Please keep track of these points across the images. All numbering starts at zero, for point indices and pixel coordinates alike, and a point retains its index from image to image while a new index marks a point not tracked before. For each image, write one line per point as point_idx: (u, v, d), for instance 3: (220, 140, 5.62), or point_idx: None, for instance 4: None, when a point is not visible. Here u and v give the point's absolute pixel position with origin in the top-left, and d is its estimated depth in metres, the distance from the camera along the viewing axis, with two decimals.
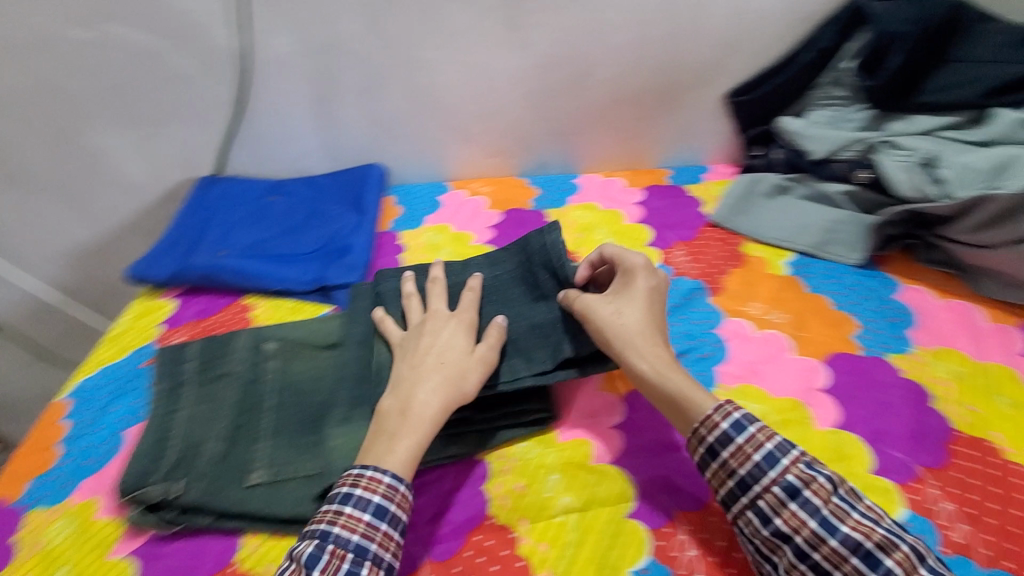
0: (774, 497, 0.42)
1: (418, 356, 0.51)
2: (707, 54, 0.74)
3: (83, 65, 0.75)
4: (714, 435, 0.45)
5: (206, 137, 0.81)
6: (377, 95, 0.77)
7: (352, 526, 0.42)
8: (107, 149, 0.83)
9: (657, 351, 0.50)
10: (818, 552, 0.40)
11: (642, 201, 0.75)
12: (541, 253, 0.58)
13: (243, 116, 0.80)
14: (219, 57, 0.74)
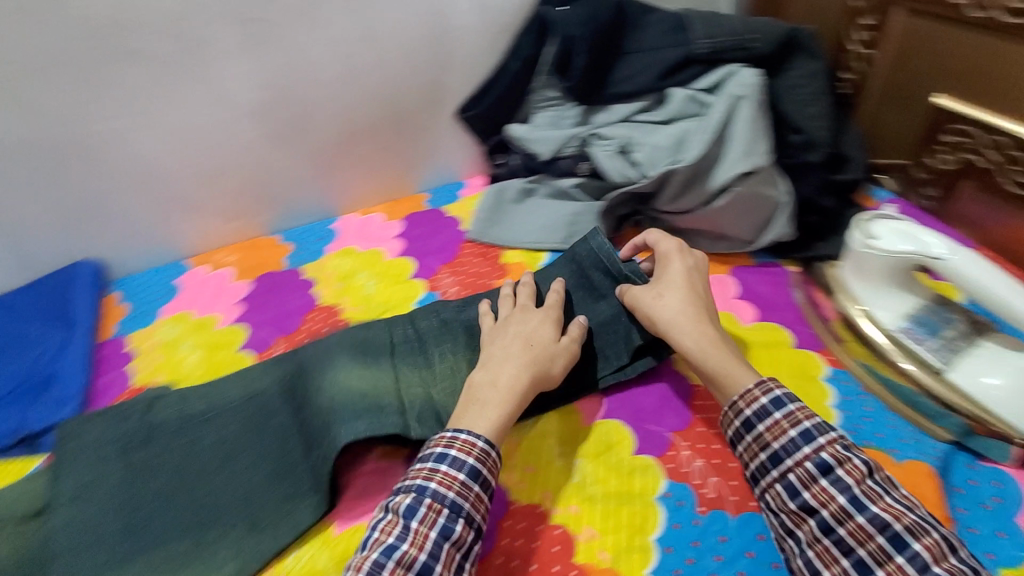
0: (807, 470, 0.51)
1: (653, 310, 0.63)
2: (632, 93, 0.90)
3: (309, 83, 0.89)
4: (775, 434, 0.53)
5: (403, 76, 0.94)
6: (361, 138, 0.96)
7: (447, 482, 0.52)
8: (306, 124, 0.92)
9: (726, 310, 0.63)
10: (844, 527, 0.48)
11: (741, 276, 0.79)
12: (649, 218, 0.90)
13: (442, 84, 0.97)
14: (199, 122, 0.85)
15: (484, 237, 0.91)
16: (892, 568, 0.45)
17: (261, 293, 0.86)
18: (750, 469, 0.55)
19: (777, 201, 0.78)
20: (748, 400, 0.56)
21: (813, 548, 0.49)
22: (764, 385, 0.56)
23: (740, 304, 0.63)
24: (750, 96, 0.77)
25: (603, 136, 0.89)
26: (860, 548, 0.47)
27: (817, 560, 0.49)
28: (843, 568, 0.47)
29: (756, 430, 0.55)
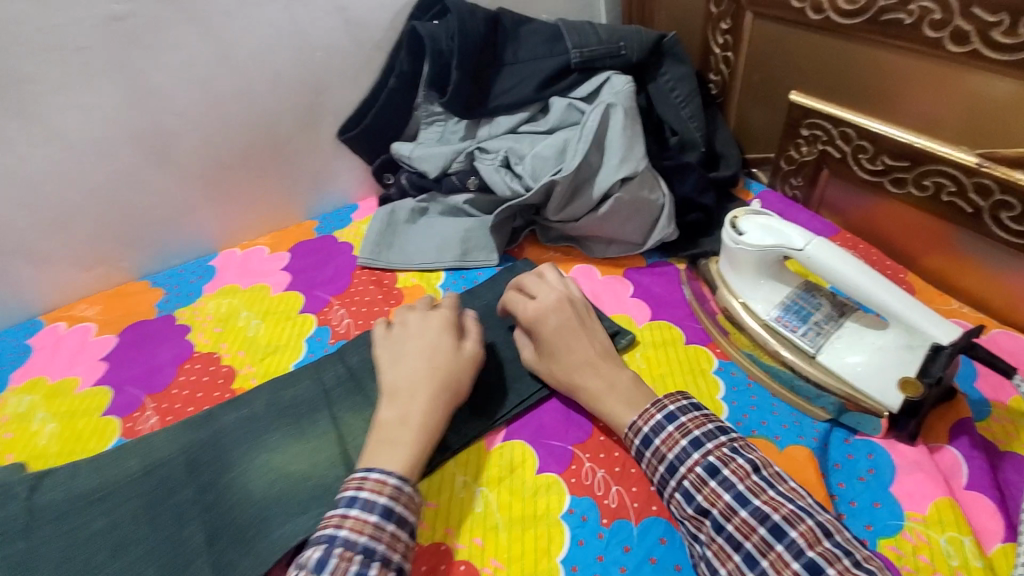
0: (699, 475, 0.51)
1: (549, 369, 0.64)
2: (508, 108, 0.90)
3: (163, 108, 0.81)
4: (669, 445, 0.54)
5: (272, 101, 0.89)
6: (231, 176, 0.91)
7: (359, 528, 0.47)
8: (169, 160, 0.85)
9: (580, 381, 0.62)
10: (731, 523, 0.48)
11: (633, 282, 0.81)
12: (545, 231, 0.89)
13: (322, 106, 0.93)
14: (46, 178, 0.79)
15: (376, 261, 0.87)
16: (774, 559, 0.46)
17: (122, 351, 0.77)
18: (654, 483, 0.55)
19: (658, 204, 0.80)
20: (645, 418, 0.56)
21: (711, 547, 0.49)
22: (660, 403, 0.57)
23: (587, 372, 0.62)
24: (618, 104, 0.79)
25: (486, 149, 0.88)
26: (745, 541, 0.47)
27: (715, 558, 0.48)
28: (735, 565, 0.47)
29: (654, 445, 0.55)
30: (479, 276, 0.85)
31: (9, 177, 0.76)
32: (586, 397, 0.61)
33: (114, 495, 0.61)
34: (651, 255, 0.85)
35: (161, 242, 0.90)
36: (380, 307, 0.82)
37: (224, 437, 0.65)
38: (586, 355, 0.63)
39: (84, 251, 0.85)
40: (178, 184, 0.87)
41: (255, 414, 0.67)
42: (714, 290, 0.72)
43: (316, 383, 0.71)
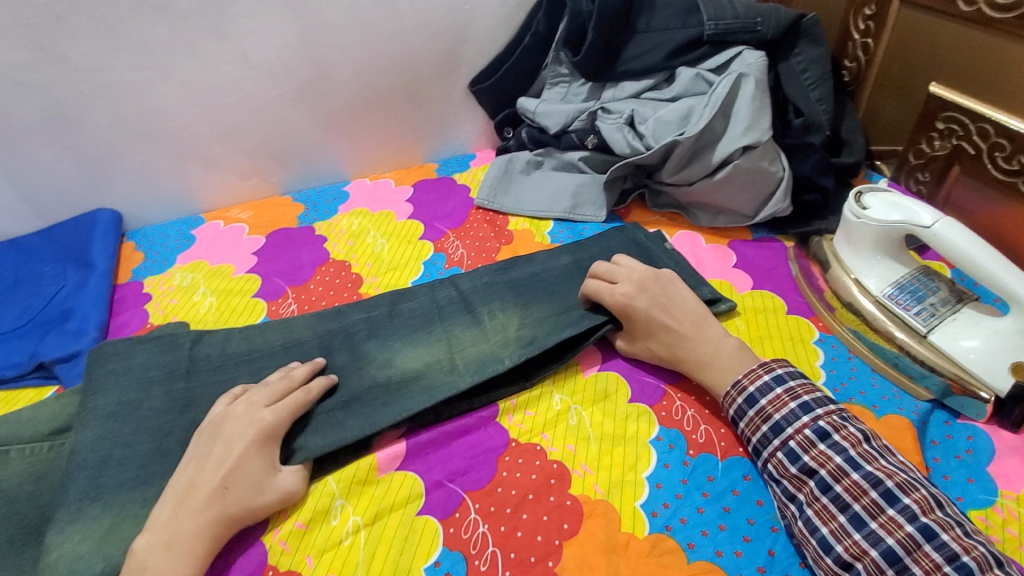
0: (807, 437, 0.54)
1: (660, 353, 0.64)
2: (634, 73, 0.93)
3: (327, 42, 0.91)
4: (776, 407, 0.56)
5: (418, 46, 0.97)
6: (371, 110, 1.00)
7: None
8: (323, 91, 0.95)
9: (685, 352, 0.62)
10: (840, 484, 0.51)
11: (738, 252, 0.82)
12: (653, 195, 0.92)
13: (459, 56, 1.00)
14: (225, 90, 0.90)
15: (491, 203, 0.94)
16: (884, 521, 0.48)
17: (270, 249, 0.88)
18: (751, 443, 0.57)
19: (777, 177, 0.81)
20: (752, 377, 0.58)
21: (812, 507, 0.51)
22: (767, 366, 0.59)
23: (691, 343, 0.63)
24: (751, 75, 0.80)
25: (610, 110, 0.91)
26: (854, 503, 0.50)
27: (815, 518, 0.50)
28: (839, 525, 0.49)
29: (758, 405, 0.57)
30: (585, 228, 0.90)
31: (193, 86, 0.87)
32: (693, 367, 0.62)
33: (257, 360, 0.69)
34: (759, 230, 0.86)
35: (305, 162, 1.01)
36: (492, 244, 0.88)
37: (353, 333, 0.71)
38: (689, 330, 0.63)
39: (241, 161, 0.97)
40: (328, 112, 0.98)
41: (377, 319, 0.72)
42: (825, 269, 0.73)
43: (429, 299, 0.74)
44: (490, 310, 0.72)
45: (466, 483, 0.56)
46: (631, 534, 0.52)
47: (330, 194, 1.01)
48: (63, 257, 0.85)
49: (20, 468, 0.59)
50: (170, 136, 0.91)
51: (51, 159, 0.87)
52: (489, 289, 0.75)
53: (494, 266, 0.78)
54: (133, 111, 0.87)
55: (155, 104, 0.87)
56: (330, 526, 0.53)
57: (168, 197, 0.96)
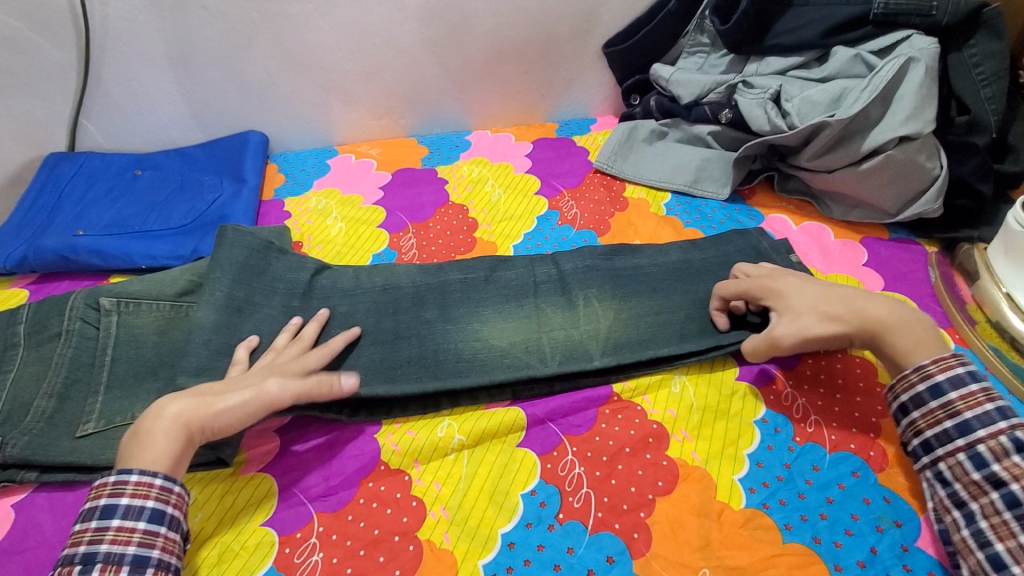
0: (1002, 443, 0.46)
1: (823, 331, 0.55)
2: (781, 49, 0.88)
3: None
4: (969, 404, 0.47)
5: (558, 3, 0.97)
6: (501, 63, 1.02)
7: (79, 537, 0.46)
8: (460, 40, 0.98)
9: (857, 307, 0.55)
10: None
11: (870, 250, 0.77)
12: (781, 180, 0.88)
13: (597, 17, 0.99)
14: (372, 30, 0.94)
15: (609, 167, 0.93)
16: None
17: (396, 185, 0.94)
18: (920, 436, 0.49)
19: (932, 175, 0.75)
20: (942, 365, 0.49)
21: (987, 520, 0.45)
22: (964, 356, 0.50)
23: (858, 308, 0.55)
24: (922, 60, 0.73)
25: (752, 85, 0.87)
26: None
27: (989, 532, 0.45)
28: (1020, 548, 0.43)
29: (945, 397, 0.48)
30: (703, 206, 0.87)
31: (346, 24, 0.93)
32: (875, 324, 0.53)
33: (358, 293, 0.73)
34: (898, 230, 0.80)
35: (432, 107, 1.05)
36: (605, 208, 0.88)
37: (447, 291, 0.72)
38: (854, 298, 0.56)
39: (377, 101, 1.02)
40: (460, 61, 1.00)
41: (473, 281, 0.73)
42: (971, 280, 0.69)
43: (529, 273, 0.73)
44: (586, 296, 0.70)
45: (566, 427, 0.58)
46: (726, 503, 0.52)
47: (451, 142, 1.04)
48: (219, 169, 0.94)
49: (147, 318, 0.70)
50: (318, 69, 0.97)
51: (217, 79, 0.96)
52: (589, 273, 0.73)
53: (598, 250, 0.75)
54: (292, 43, 0.94)
55: (310, 38, 0.93)
56: (439, 438, 0.57)
57: (308, 127, 1.04)
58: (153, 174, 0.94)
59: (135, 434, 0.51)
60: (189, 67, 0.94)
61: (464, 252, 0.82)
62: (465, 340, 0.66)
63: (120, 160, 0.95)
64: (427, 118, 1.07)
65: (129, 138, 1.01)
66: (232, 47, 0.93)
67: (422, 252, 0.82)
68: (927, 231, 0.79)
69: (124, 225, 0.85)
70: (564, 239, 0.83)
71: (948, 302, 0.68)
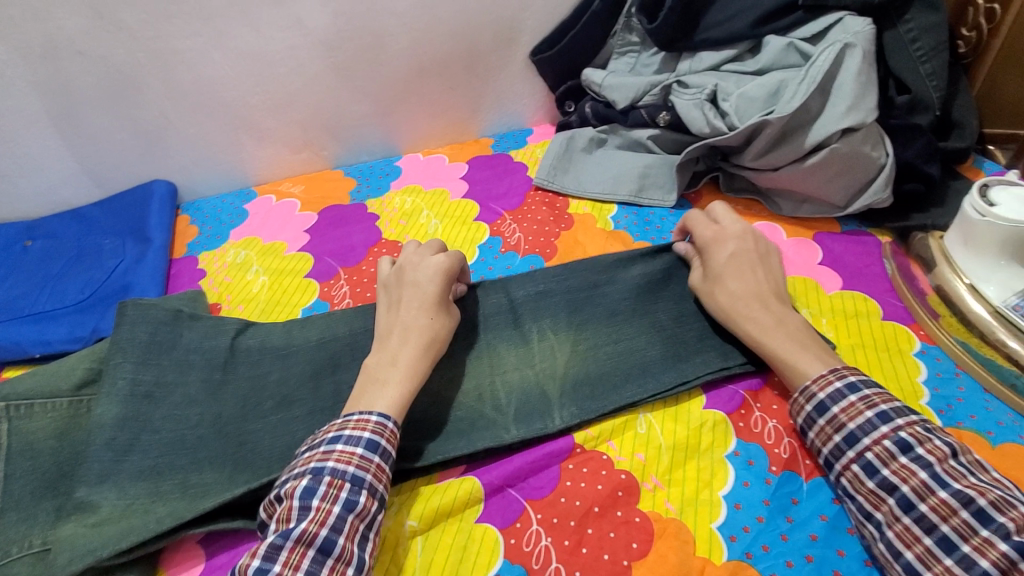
0: (885, 448, 0.48)
1: (718, 304, 0.61)
2: (712, 43, 0.84)
3: (382, 7, 0.86)
4: (850, 416, 0.50)
5: (478, 13, 0.91)
6: (424, 81, 0.95)
7: (345, 460, 0.49)
8: (376, 59, 0.91)
9: (746, 313, 0.58)
10: (925, 503, 0.45)
11: (824, 247, 0.74)
12: (727, 179, 0.84)
13: (520, 23, 0.93)
14: (279, 59, 0.86)
15: (551, 183, 0.88)
16: (978, 544, 0.42)
17: (321, 226, 0.86)
18: (822, 455, 0.52)
19: (879, 164, 0.72)
20: (822, 383, 0.52)
21: (926, 502, 0.45)
22: (839, 372, 0.52)
23: (758, 310, 0.58)
24: (858, 45, 0.70)
25: (687, 84, 0.83)
26: (942, 524, 0.44)
27: (931, 514, 0.44)
28: (926, 548, 0.44)
29: (829, 413, 0.51)
30: (650, 215, 0.84)
31: (248, 56, 0.85)
32: (769, 333, 0.56)
33: (291, 354, 0.69)
34: (849, 222, 0.77)
35: (356, 134, 0.98)
36: (549, 228, 0.83)
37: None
38: (765, 297, 0.59)
39: (293, 133, 0.94)
40: (380, 83, 0.93)
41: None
42: (929, 269, 0.65)
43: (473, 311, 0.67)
44: (538, 332, 0.64)
45: (528, 492, 0.53)
46: (707, 559, 0.48)
47: (379, 171, 0.97)
48: (122, 228, 0.85)
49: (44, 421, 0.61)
50: (224, 107, 0.88)
51: (109, 130, 0.86)
52: (540, 303, 0.67)
53: (547, 276, 0.70)
54: (189, 82, 0.85)
55: (208, 74, 0.85)
56: (395, 527, 0.51)
57: (222, 169, 0.95)
58: (47, 243, 0.84)
59: (367, 377, 0.56)
60: (74, 118, 0.84)
61: None
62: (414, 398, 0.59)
63: (7, 230, 0.85)
64: (352, 147, 0.99)
65: (17, 203, 0.90)
66: (122, 94, 0.83)
67: (357, 300, 0.75)
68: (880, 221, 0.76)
69: (14, 307, 0.75)
70: (510, 267, 0.78)
71: (909, 297, 0.65)
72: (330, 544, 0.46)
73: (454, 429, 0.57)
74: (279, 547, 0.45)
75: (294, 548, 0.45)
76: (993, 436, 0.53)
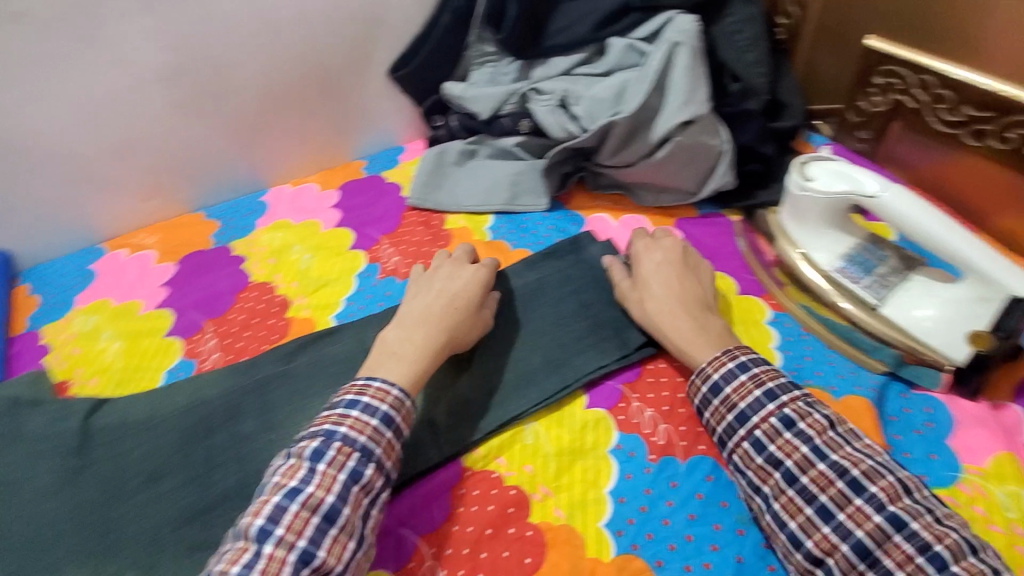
0: (772, 425, 0.50)
1: (644, 310, 0.62)
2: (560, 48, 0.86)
3: (218, 36, 0.81)
4: (741, 395, 0.52)
5: (325, 35, 0.88)
6: (280, 110, 0.91)
7: (358, 429, 0.50)
8: (222, 92, 0.86)
9: (671, 321, 0.60)
10: (806, 475, 0.48)
11: (683, 231, 0.79)
12: (593, 178, 0.87)
13: (372, 41, 0.91)
14: (107, 104, 0.79)
15: (425, 202, 0.87)
16: (851, 511, 0.45)
17: (181, 278, 0.80)
18: (717, 434, 0.54)
19: (717, 151, 0.77)
20: (716, 365, 0.55)
21: (807, 474, 0.48)
22: (732, 353, 0.55)
23: (681, 314, 0.60)
24: (686, 43, 0.75)
25: (541, 90, 0.85)
26: (821, 495, 0.47)
27: (812, 485, 0.47)
28: (807, 518, 0.47)
29: (723, 394, 0.53)
30: (525, 220, 0.85)
31: (69, 104, 0.77)
32: (691, 338, 0.58)
33: (157, 426, 0.63)
34: (705, 206, 0.83)
35: (213, 172, 0.92)
36: (426, 247, 0.82)
37: (269, 390, 0.66)
38: (689, 301, 0.61)
39: (138, 179, 0.87)
40: (230, 117, 0.88)
41: (295, 371, 0.67)
42: (772, 242, 0.69)
43: (352, 342, 0.69)
44: None
45: (420, 528, 0.52)
46: (597, 559, 0.50)
47: (244, 208, 0.92)
48: None
49: None
50: (50, 162, 0.80)
51: None
52: None
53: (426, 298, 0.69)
54: None
55: (21, 129, 0.76)
56: None
57: (61, 228, 0.86)
58: None
59: (386, 351, 0.57)
60: None
61: (277, 339, 0.72)
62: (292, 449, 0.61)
63: None
64: (212, 186, 0.93)
65: None
66: None
67: (227, 353, 0.71)
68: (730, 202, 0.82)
69: None
70: (389, 294, 0.76)
71: (757, 266, 0.71)
72: (335, 513, 0.46)
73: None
74: (285, 508, 0.46)
75: (298, 513, 0.46)
76: (835, 390, 0.58)
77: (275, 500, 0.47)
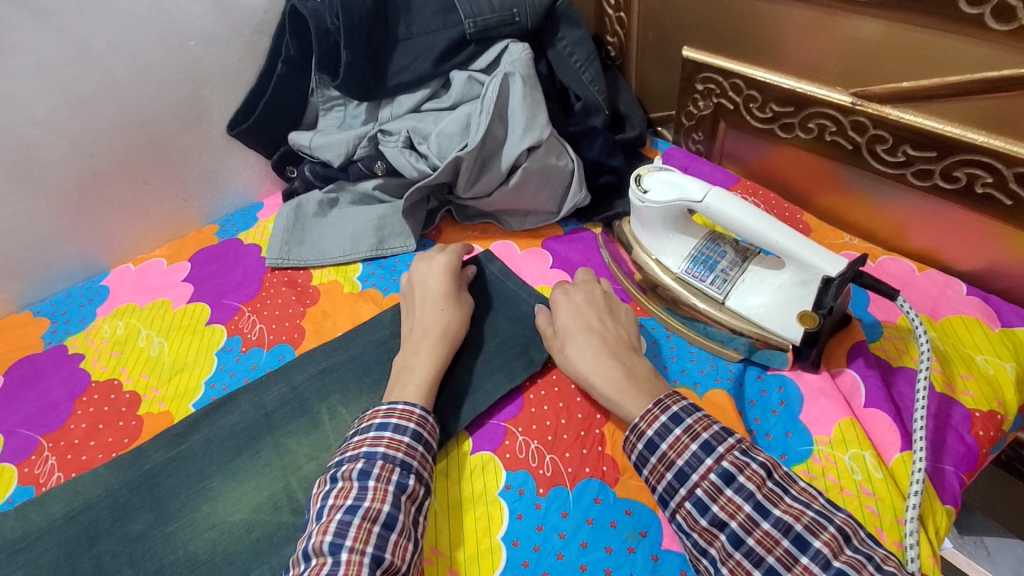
0: (712, 483, 0.47)
1: (567, 358, 0.60)
2: (403, 88, 0.85)
3: (16, 117, 0.73)
4: (678, 451, 0.49)
5: (147, 101, 0.81)
6: (108, 185, 0.83)
7: (395, 445, 0.51)
8: (30, 177, 0.77)
9: (596, 369, 0.57)
10: (752, 536, 0.44)
11: (551, 251, 0.81)
12: (459, 209, 0.87)
13: (203, 100, 0.86)
14: None
15: (287, 260, 0.82)
16: (799, 572, 0.42)
17: (6, 392, 0.71)
18: (657, 493, 0.50)
19: (567, 170, 0.80)
20: (648, 420, 0.51)
21: (752, 535, 0.44)
22: (662, 404, 0.52)
23: (607, 359, 0.58)
24: (516, 73, 0.77)
25: (389, 131, 0.85)
26: (768, 556, 0.43)
27: (758, 547, 0.44)
28: None
29: (660, 451, 0.50)
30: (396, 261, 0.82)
31: None
32: (614, 387, 0.55)
33: (30, 545, 0.55)
34: (569, 222, 0.85)
35: (39, 263, 0.82)
36: (292, 308, 0.77)
37: (157, 481, 0.59)
38: (614, 343, 0.60)
39: None
40: (47, 203, 0.79)
41: (190, 452, 0.61)
42: (629, 252, 0.71)
43: (256, 407, 0.64)
44: (302, 421, 0.63)
45: None
46: None
47: (79, 298, 0.84)
48: None
49: None
50: None
51: None
52: (328, 378, 0.66)
53: (298, 361, 0.68)
54: None
55: None
56: None
57: None
58: None
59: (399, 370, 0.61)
60: None
61: (130, 442, 0.65)
62: (195, 537, 0.55)
63: None
64: (44, 279, 0.84)
65: None
66: None
67: (68, 469, 0.63)
68: (589, 214, 0.85)
69: None
70: (256, 366, 0.71)
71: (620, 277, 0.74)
72: (393, 520, 0.46)
73: (250, 551, 0.54)
74: (348, 524, 0.45)
75: (361, 525, 0.45)
76: (700, 387, 0.63)
77: (332, 525, 0.45)
